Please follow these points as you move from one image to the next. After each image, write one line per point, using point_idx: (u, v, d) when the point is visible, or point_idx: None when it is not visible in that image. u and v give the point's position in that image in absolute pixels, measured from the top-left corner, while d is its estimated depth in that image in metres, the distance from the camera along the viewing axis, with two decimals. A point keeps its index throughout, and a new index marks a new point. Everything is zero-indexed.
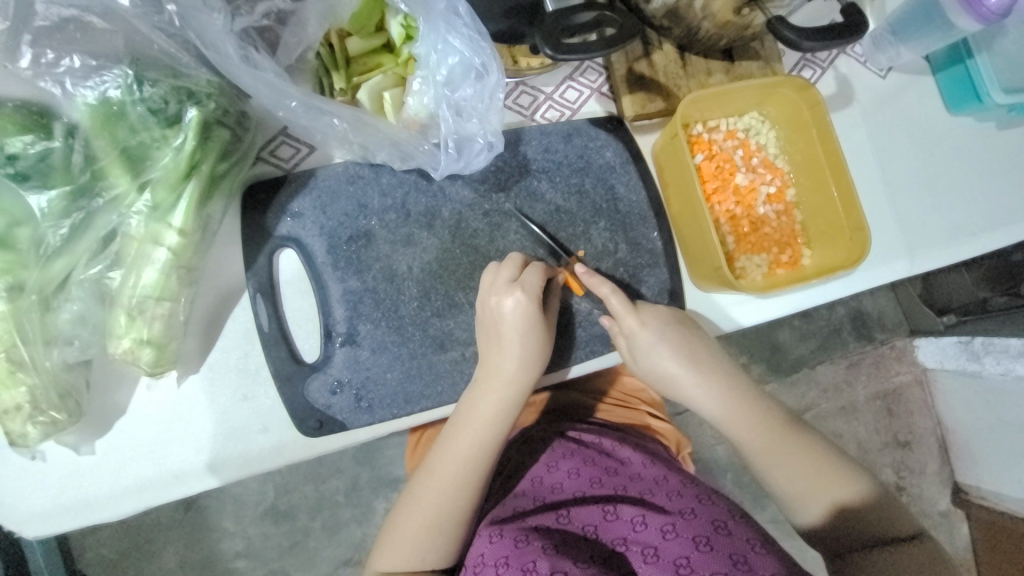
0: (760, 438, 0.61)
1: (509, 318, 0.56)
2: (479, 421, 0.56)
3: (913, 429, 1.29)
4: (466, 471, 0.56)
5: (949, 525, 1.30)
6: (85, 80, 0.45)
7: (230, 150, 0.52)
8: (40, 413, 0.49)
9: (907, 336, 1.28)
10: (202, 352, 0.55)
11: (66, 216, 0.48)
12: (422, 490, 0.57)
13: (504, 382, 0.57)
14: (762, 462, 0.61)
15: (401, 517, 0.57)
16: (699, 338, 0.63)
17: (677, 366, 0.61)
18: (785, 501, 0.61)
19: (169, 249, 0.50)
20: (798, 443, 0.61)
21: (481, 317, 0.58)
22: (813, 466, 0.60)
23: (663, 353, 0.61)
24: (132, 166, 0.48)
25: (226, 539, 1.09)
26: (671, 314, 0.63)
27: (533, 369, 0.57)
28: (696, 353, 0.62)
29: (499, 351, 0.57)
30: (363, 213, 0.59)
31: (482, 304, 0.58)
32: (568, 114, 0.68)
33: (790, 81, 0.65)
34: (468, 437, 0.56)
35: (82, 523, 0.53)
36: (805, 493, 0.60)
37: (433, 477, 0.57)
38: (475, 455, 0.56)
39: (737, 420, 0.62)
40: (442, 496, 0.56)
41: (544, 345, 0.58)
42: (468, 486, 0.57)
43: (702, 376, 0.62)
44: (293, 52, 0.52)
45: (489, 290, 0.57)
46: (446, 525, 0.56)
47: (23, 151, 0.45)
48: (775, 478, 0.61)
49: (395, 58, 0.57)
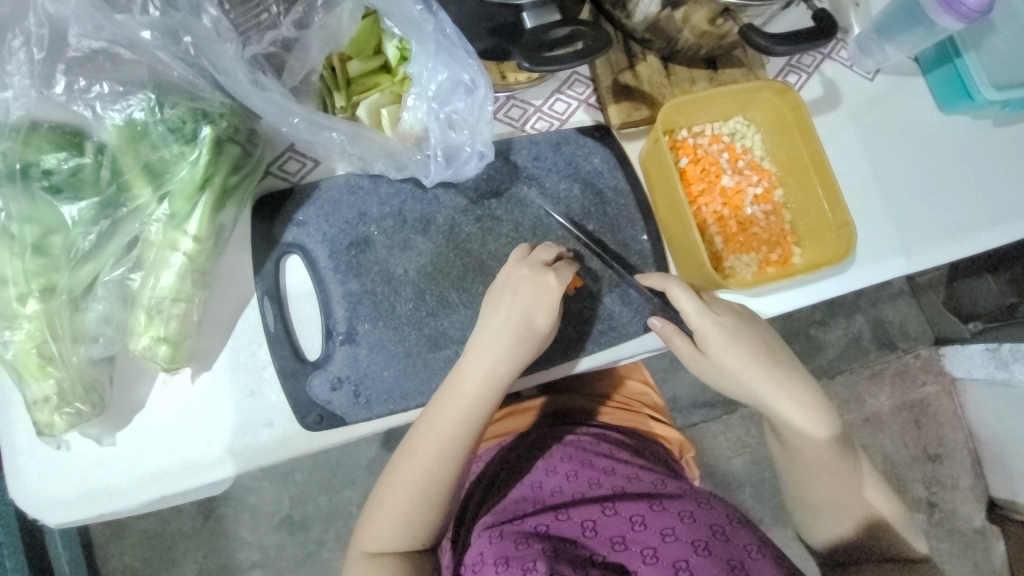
0: (816, 453, 0.62)
1: (512, 286, 0.59)
2: (475, 381, 0.58)
3: (943, 441, 1.25)
4: (456, 428, 0.58)
5: (984, 542, 1.24)
6: (113, 104, 0.51)
7: (240, 164, 0.57)
8: (66, 404, 0.53)
9: (932, 345, 1.25)
10: (215, 350, 0.60)
11: (94, 224, 0.53)
12: (413, 445, 0.59)
13: (501, 345, 0.59)
14: (805, 470, 0.63)
15: (385, 493, 0.59)
16: (761, 338, 0.63)
17: (754, 369, 0.62)
18: (813, 511, 0.63)
19: (184, 254, 0.55)
20: (848, 463, 0.62)
21: (489, 290, 0.60)
22: (853, 484, 0.62)
23: (740, 351, 0.61)
24: (153, 178, 0.54)
25: (243, 548, 1.12)
26: (732, 311, 0.63)
27: (529, 338, 0.59)
28: (764, 355, 0.62)
29: (495, 317, 0.59)
30: (363, 220, 0.63)
31: (495, 281, 0.61)
32: (557, 125, 0.71)
33: (770, 85, 0.68)
34: (454, 417, 0.58)
35: (100, 512, 0.57)
36: (837, 508, 0.62)
37: (425, 431, 0.58)
38: (467, 414, 0.58)
39: (803, 429, 0.61)
40: (433, 453, 0.58)
41: (545, 322, 0.60)
42: (458, 444, 0.58)
43: (778, 378, 0.62)
44: (297, 74, 0.56)
45: (509, 267, 0.60)
46: (433, 480, 0.58)
47: (58, 166, 0.51)
48: (810, 488, 0.63)
49: (391, 77, 0.62)
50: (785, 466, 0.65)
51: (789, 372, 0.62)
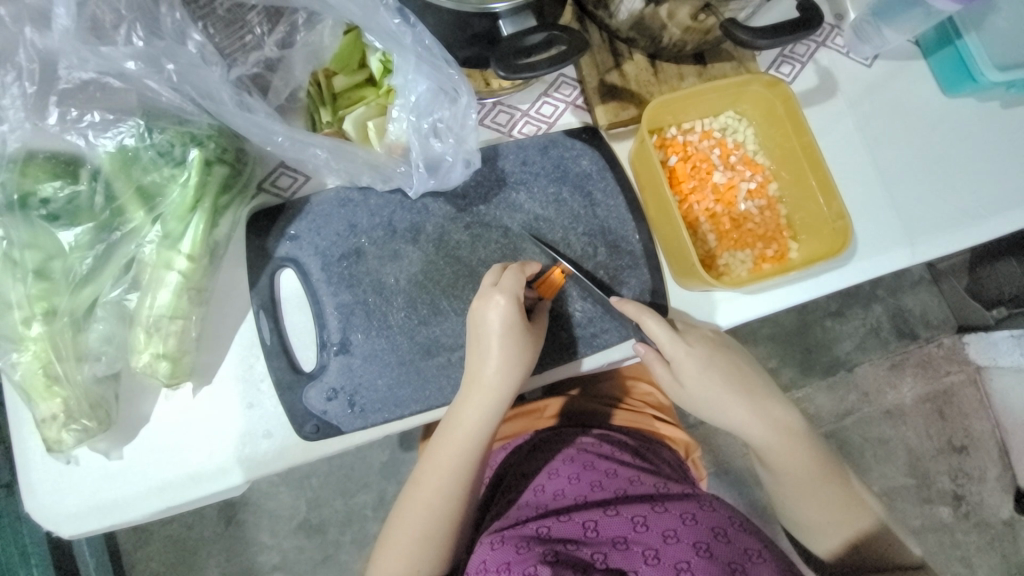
0: (799, 472, 0.63)
1: (496, 328, 0.58)
2: (461, 431, 0.60)
3: (969, 432, 1.21)
4: (450, 480, 0.60)
5: (1014, 535, 1.20)
6: (104, 132, 0.53)
7: (230, 183, 0.58)
8: (74, 420, 0.56)
9: (955, 333, 1.21)
10: (215, 364, 0.62)
11: (90, 248, 0.56)
12: (412, 500, 0.60)
13: (486, 391, 0.59)
14: (791, 489, 0.64)
15: (394, 528, 0.60)
16: (734, 360, 0.64)
17: (728, 395, 0.63)
18: (802, 527, 0.64)
19: (179, 272, 0.57)
20: (830, 476, 0.63)
21: (469, 329, 0.61)
22: (837, 498, 0.63)
23: (713, 379, 0.63)
24: (146, 201, 0.56)
25: (263, 552, 1.14)
26: (706, 339, 0.65)
27: (515, 376, 0.59)
28: (737, 380, 0.64)
29: (479, 362, 0.59)
30: (353, 232, 0.64)
31: (470, 313, 0.60)
32: (545, 128, 0.71)
33: (758, 78, 0.67)
34: (453, 447, 0.60)
35: (111, 522, 0.59)
36: (826, 523, 0.63)
37: (421, 487, 0.60)
38: (458, 464, 0.60)
39: (782, 449, 0.63)
40: (430, 509, 0.60)
41: (531, 349, 0.60)
42: (453, 493, 0.60)
43: (750, 404, 0.63)
44: (282, 93, 0.58)
45: (479, 299, 0.59)
46: (435, 534, 0.59)
47: (54, 195, 0.53)
48: (796, 505, 0.64)
49: (376, 90, 0.63)
50: (771, 487, 0.66)
51: (762, 397, 0.64)
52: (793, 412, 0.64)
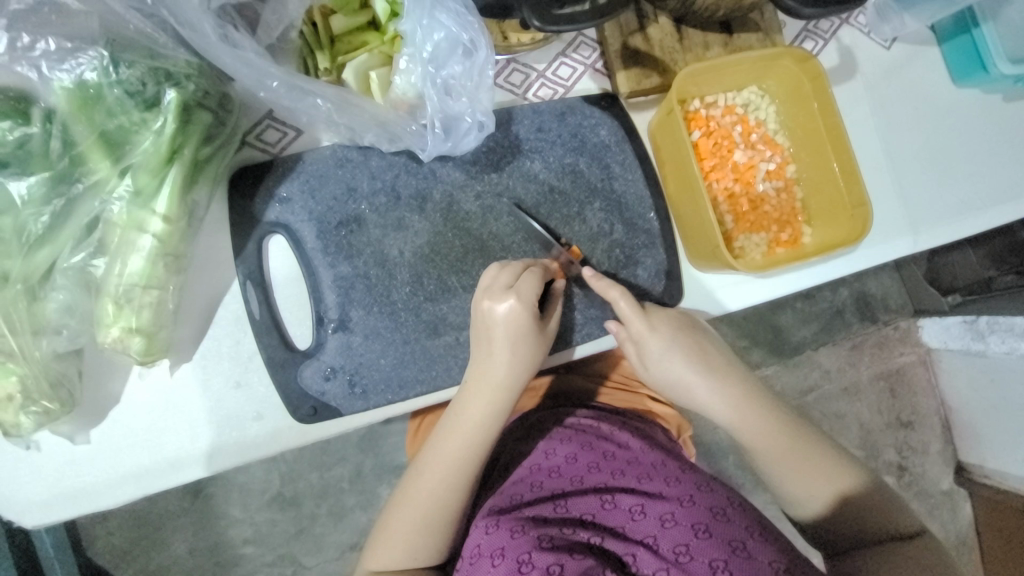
0: (776, 444, 0.61)
1: (501, 324, 0.55)
2: (469, 426, 0.57)
3: (917, 409, 1.28)
4: (455, 472, 0.57)
5: (951, 502, 1.29)
6: (61, 63, 0.45)
7: (213, 133, 0.51)
8: (32, 402, 0.50)
9: (911, 316, 1.27)
10: (195, 340, 0.55)
11: (47, 204, 0.48)
12: (413, 491, 0.57)
13: (493, 386, 0.57)
14: (767, 458, 0.61)
15: (392, 517, 0.58)
16: (702, 342, 0.63)
17: (693, 376, 0.62)
18: (785, 499, 0.62)
19: (154, 236, 0.50)
20: (811, 449, 0.61)
21: (475, 321, 0.57)
22: (820, 468, 0.60)
23: (677, 360, 0.61)
24: (112, 151, 0.48)
25: (233, 526, 1.10)
26: (674, 319, 0.62)
27: (523, 374, 0.57)
28: (705, 362, 0.62)
29: (487, 358, 0.56)
30: (352, 197, 0.58)
31: (476, 307, 0.57)
32: (562, 92, 0.66)
33: (790, 52, 0.64)
34: (456, 442, 0.57)
35: (81, 511, 0.54)
36: (811, 494, 0.60)
37: (421, 480, 0.57)
38: (465, 457, 0.57)
39: (748, 426, 0.61)
40: (432, 500, 0.57)
41: (540, 344, 0.58)
42: (458, 487, 0.57)
43: (713, 384, 0.62)
44: (274, 29, 0.50)
45: (482, 293, 0.56)
46: (437, 525, 0.57)
47: (2, 138, 0.45)
48: (778, 476, 0.61)
49: (380, 36, 0.55)
50: (749, 461, 0.64)
51: (728, 376, 0.63)
52: (759, 388, 0.63)
